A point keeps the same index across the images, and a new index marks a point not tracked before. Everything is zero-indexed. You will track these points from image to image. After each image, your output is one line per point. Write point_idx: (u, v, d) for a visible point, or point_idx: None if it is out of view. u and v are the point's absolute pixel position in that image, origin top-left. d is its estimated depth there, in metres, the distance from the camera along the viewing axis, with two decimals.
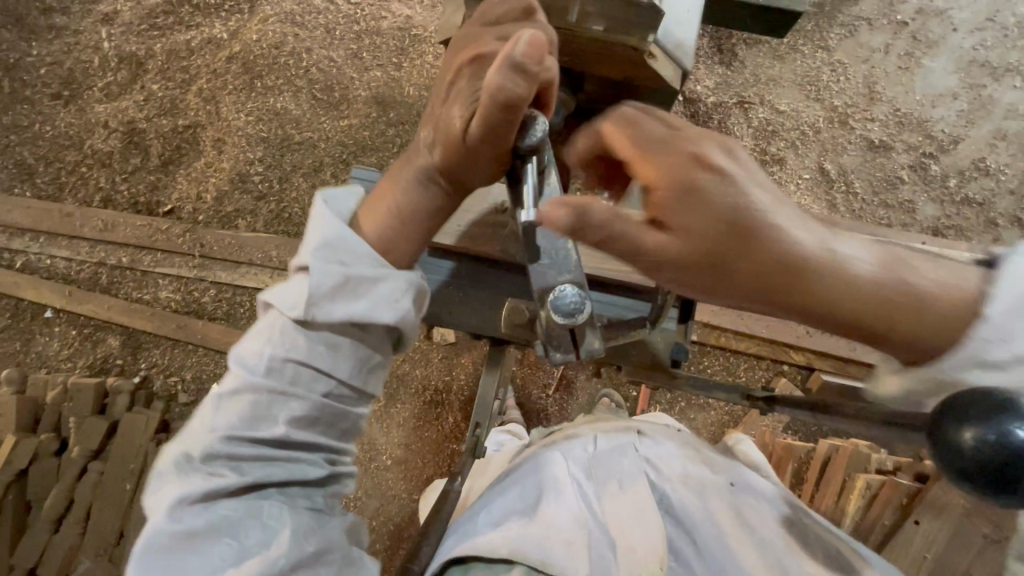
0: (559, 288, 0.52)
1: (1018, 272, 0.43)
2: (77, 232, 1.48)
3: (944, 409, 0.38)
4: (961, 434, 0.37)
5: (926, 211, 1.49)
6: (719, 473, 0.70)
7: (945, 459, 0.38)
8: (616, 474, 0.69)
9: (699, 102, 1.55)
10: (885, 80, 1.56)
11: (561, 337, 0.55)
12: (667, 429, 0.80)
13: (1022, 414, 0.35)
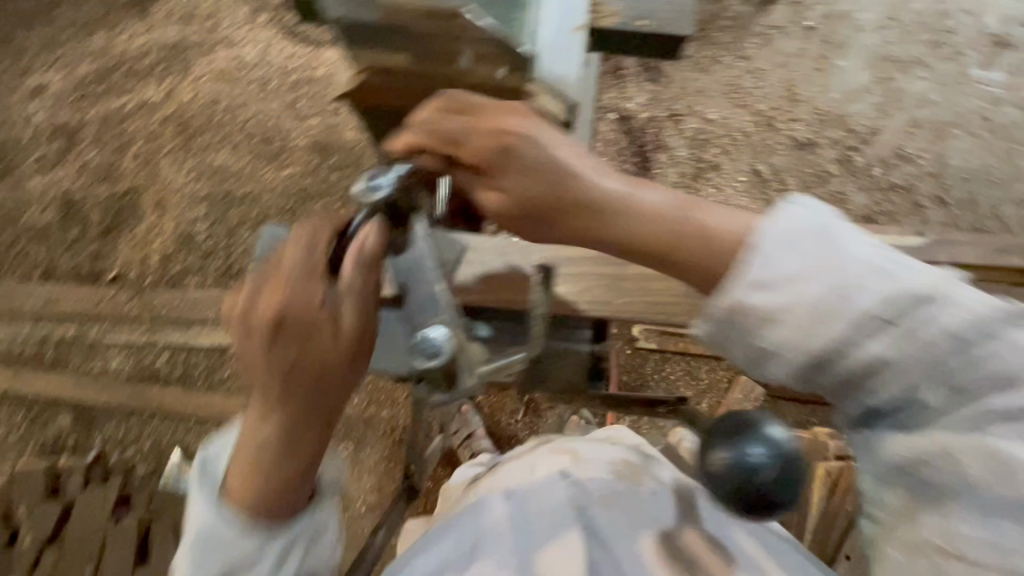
0: (422, 336, 0.57)
1: (794, 210, 0.55)
2: (18, 310, 1.44)
3: (712, 437, 0.49)
4: (714, 455, 0.47)
5: (857, 201, 1.57)
6: (647, 486, 0.65)
7: (714, 487, 0.47)
8: (545, 510, 0.62)
9: (633, 118, 1.61)
10: (803, 82, 1.65)
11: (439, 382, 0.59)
12: (598, 443, 0.74)
13: (756, 439, 0.46)
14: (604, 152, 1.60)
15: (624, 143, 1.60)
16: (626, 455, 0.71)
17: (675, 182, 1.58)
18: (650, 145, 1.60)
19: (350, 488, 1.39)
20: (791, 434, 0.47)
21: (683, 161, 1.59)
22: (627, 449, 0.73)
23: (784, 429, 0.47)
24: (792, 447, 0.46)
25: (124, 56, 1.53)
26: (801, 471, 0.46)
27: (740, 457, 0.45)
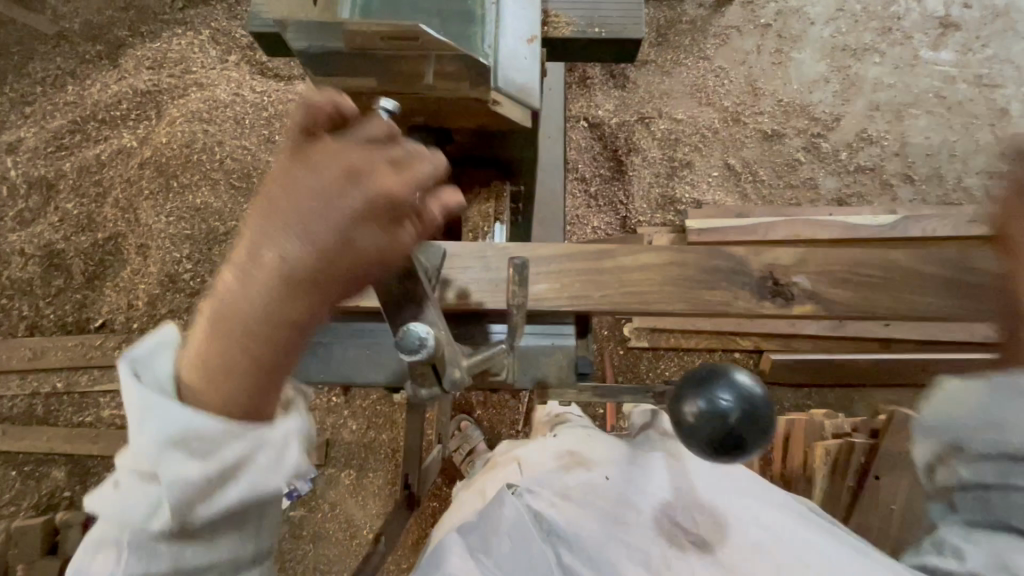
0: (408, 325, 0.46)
1: None
2: (5, 367, 1.42)
3: (677, 391, 0.50)
4: (683, 408, 0.49)
5: (828, 185, 1.61)
6: (596, 471, 0.63)
7: (692, 437, 0.48)
8: (497, 532, 0.58)
9: (604, 125, 1.65)
10: (763, 77, 1.70)
11: (422, 375, 0.51)
12: (544, 440, 0.74)
13: (717, 381, 0.48)
14: (579, 159, 1.64)
15: (597, 149, 1.64)
16: (570, 446, 0.69)
17: (651, 182, 1.61)
18: (623, 149, 1.63)
19: (355, 516, 1.37)
20: (758, 384, 0.49)
21: (656, 161, 1.63)
22: (571, 437, 0.71)
23: (753, 381, 0.49)
24: (756, 397, 0.48)
25: (98, 106, 1.55)
26: (762, 415, 0.48)
27: (711, 406, 0.47)
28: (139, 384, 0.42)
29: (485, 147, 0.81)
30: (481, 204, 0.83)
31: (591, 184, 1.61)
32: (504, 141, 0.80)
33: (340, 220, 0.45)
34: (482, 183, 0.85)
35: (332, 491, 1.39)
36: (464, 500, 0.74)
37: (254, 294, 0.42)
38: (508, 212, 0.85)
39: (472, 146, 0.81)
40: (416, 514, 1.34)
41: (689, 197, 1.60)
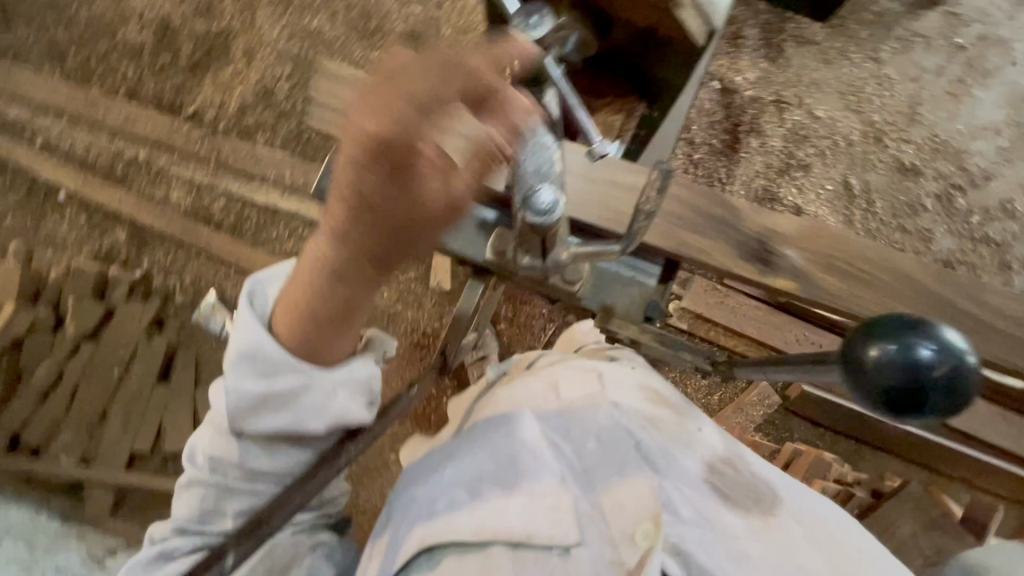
0: (535, 188, 0.55)
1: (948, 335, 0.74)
2: (98, 120, 1.49)
3: (862, 327, 0.40)
4: (869, 347, 0.38)
5: (942, 243, 1.47)
6: (683, 419, 0.72)
7: (852, 380, 0.39)
8: (589, 427, 0.67)
9: (736, 93, 1.52)
10: (930, 103, 1.51)
11: (534, 241, 0.60)
12: (618, 365, 0.77)
13: (927, 333, 0.38)
14: (696, 121, 1.52)
15: (718, 117, 1.52)
16: (649, 385, 0.75)
17: (758, 171, 1.50)
18: (745, 126, 1.51)
19: None
20: (975, 353, 0.37)
21: (774, 152, 1.50)
22: (646, 376, 0.76)
23: (967, 346, 0.38)
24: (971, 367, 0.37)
25: None
26: (967, 393, 0.37)
27: (909, 356, 0.37)
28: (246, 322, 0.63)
29: (637, 54, 0.83)
30: (608, 115, 0.89)
31: (697, 151, 1.50)
32: (656, 53, 0.80)
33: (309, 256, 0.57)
34: (615, 93, 0.88)
35: None
36: (527, 383, 0.75)
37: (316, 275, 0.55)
38: (629, 131, 0.91)
39: (623, 49, 0.83)
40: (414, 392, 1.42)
41: (791, 201, 1.49)
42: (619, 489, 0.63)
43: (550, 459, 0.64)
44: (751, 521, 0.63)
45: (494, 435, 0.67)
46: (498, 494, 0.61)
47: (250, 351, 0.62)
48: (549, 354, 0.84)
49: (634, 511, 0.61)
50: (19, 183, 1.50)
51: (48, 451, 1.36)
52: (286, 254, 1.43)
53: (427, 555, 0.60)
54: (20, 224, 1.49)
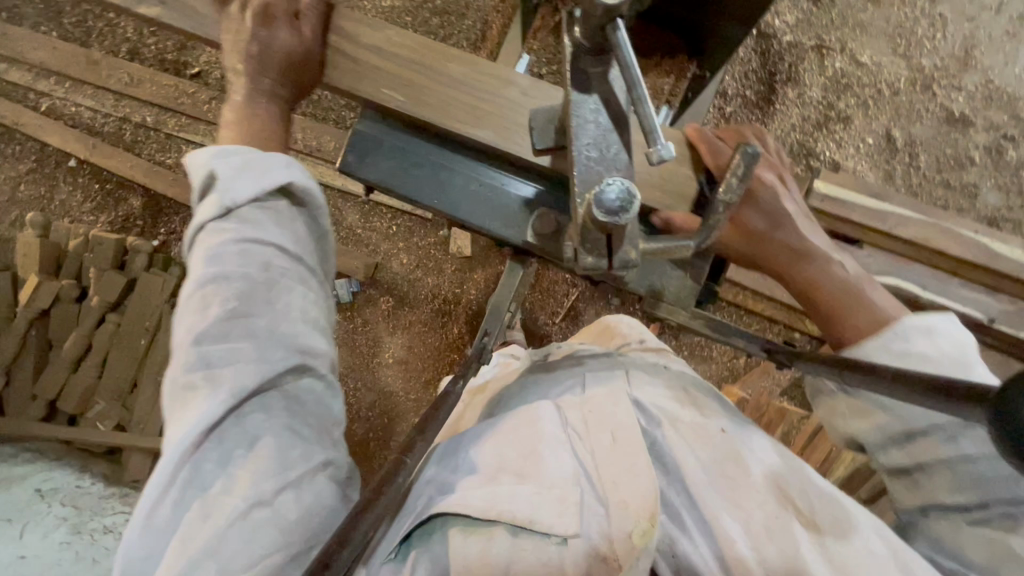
0: (605, 183, 0.47)
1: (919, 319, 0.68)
2: (101, 82, 1.42)
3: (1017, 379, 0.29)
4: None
5: (988, 199, 1.39)
6: (709, 417, 0.64)
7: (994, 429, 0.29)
8: (608, 422, 0.63)
9: (774, 39, 1.40)
10: (986, 45, 1.39)
11: (597, 238, 0.49)
12: (654, 368, 0.73)
13: None
14: (728, 71, 1.42)
15: (754, 66, 1.41)
16: (680, 384, 0.69)
17: (794, 125, 1.41)
18: (782, 76, 1.41)
19: (382, 338, 1.45)
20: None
21: (811, 104, 1.41)
22: (681, 378, 0.70)
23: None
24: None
25: None
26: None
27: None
28: (213, 160, 0.58)
29: (689, 6, 0.69)
30: (659, 78, 0.76)
31: (729, 104, 1.41)
32: (715, 7, 0.67)
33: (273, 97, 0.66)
34: (662, 52, 0.76)
35: (368, 309, 1.45)
36: (563, 378, 0.72)
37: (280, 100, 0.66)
38: (681, 96, 0.78)
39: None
40: (437, 358, 1.42)
41: (829, 156, 1.41)
42: (632, 487, 0.57)
43: (564, 454, 0.60)
44: (768, 531, 0.56)
45: (513, 423, 0.64)
46: (506, 484, 0.58)
47: (212, 167, 0.57)
48: (588, 350, 0.81)
49: (638, 510, 0.56)
50: (29, 151, 1.46)
51: (86, 418, 1.40)
52: None
53: (439, 522, 0.58)
54: (35, 193, 1.47)
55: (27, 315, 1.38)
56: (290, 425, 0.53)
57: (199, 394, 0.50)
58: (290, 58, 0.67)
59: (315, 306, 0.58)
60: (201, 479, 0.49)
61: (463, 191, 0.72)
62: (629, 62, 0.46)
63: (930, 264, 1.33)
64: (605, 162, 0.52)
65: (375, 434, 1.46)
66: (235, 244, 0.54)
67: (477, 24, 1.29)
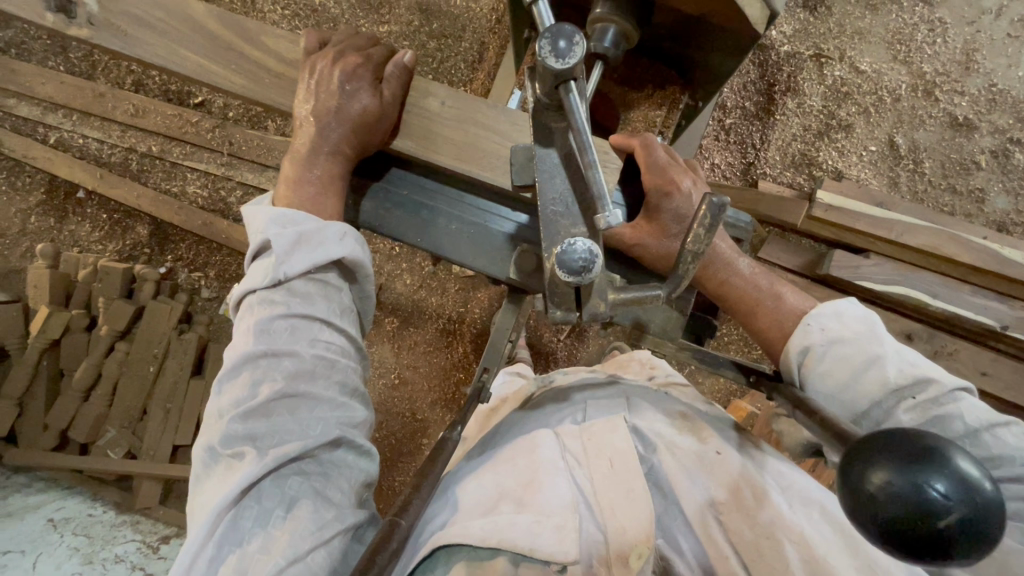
0: (570, 240, 0.47)
1: (823, 308, 0.67)
2: (107, 114, 1.44)
3: (857, 450, 0.35)
4: (870, 475, 0.33)
5: (996, 203, 1.37)
6: (704, 439, 0.64)
7: (851, 504, 0.34)
8: (606, 449, 0.63)
9: (772, 50, 1.39)
10: (988, 49, 1.37)
11: (565, 294, 0.50)
12: (649, 393, 0.73)
13: (938, 466, 0.32)
14: (726, 84, 1.42)
15: (752, 77, 1.40)
16: (674, 408, 0.70)
17: (795, 135, 1.40)
18: (781, 86, 1.40)
19: (387, 359, 1.45)
20: (986, 479, 0.33)
21: (812, 113, 1.40)
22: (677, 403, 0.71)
23: (978, 474, 0.33)
24: (986, 500, 0.33)
25: None
26: (986, 529, 0.33)
27: (918, 497, 0.32)
28: (259, 223, 0.64)
29: (679, 40, 0.69)
30: (649, 109, 0.75)
31: (729, 116, 1.41)
32: (704, 39, 0.66)
33: (331, 138, 0.68)
34: (654, 83, 0.75)
35: (373, 331, 1.45)
36: (555, 408, 0.73)
37: (326, 139, 0.68)
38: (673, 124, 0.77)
39: (662, 32, 0.68)
40: (442, 378, 1.42)
41: (832, 164, 1.40)
42: (627, 512, 0.58)
43: (561, 480, 0.61)
44: (770, 547, 0.55)
45: (510, 454, 0.65)
46: (506, 511, 0.58)
47: (261, 231, 0.64)
48: (591, 377, 0.81)
49: (637, 536, 0.57)
50: (39, 183, 1.49)
51: (96, 446, 1.42)
52: None
53: (445, 554, 0.58)
54: (45, 224, 1.50)
55: (38, 345, 1.40)
56: (322, 490, 0.58)
57: (244, 461, 0.56)
58: (366, 113, 0.68)
59: (356, 376, 0.65)
60: (237, 536, 0.54)
61: (444, 231, 0.72)
62: (581, 126, 0.47)
63: (938, 272, 1.31)
64: (570, 216, 0.52)
65: (382, 455, 1.46)
66: (287, 320, 0.61)
67: (473, 46, 1.30)
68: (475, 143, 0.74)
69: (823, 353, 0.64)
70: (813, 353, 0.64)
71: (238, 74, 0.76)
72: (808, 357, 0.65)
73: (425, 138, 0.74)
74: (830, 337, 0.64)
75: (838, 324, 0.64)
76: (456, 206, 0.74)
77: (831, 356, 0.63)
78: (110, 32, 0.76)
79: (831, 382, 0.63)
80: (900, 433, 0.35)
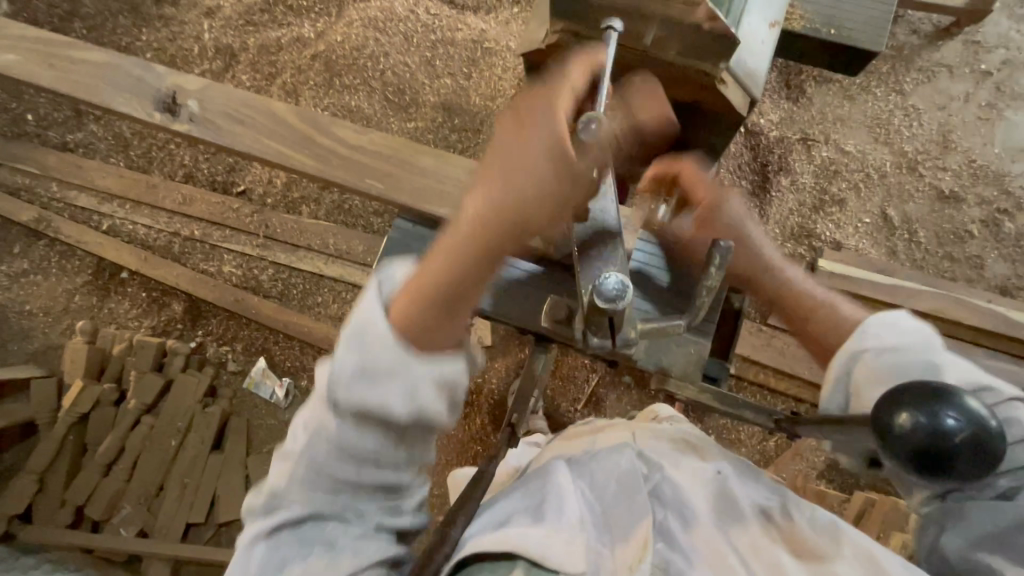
0: (604, 274, 0.53)
1: (876, 319, 0.68)
2: (158, 203, 1.59)
3: (882, 399, 0.44)
4: (898, 417, 0.42)
5: (995, 269, 1.43)
6: (706, 461, 0.67)
7: (891, 446, 0.42)
8: (613, 470, 0.65)
9: (761, 135, 1.52)
10: (962, 130, 1.50)
11: (599, 322, 0.56)
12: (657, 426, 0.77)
13: (947, 400, 0.41)
14: (723, 165, 1.53)
15: (746, 158, 1.52)
16: (682, 433, 0.74)
17: (792, 209, 1.49)
18: (774, 166, 1.51)
19: None
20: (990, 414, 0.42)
21: (805, 189, 1.50)
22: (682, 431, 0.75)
23: (985, 412, 0.42)
24: (992, 430, 0.41)
25: None
26: (994, 450, 0.41)
27: (937, 424, 0.41)
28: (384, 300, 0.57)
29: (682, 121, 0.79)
30: (654, 183, 0.87)
31: None
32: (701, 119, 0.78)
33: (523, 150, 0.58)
34: (658, 158, 0.84)
35: None
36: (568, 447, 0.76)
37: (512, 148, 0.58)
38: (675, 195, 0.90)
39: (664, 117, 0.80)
40: (460, 452, 1.41)
41: (830, 236, 1.47)
42: (625, 523, 0.60)
43: (565, 499, 0.61)
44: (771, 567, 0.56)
45: (519, 486, 0.65)
46: (519, 526, 0.58)
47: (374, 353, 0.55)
48: (604, 422, 0.83)
49: (634, 546, 0.58)
50: (87, 265, 1.61)
51: (110, 524, 1.40)
52: (334, 318, 1.50)
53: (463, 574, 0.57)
54: (87, 303, 1.59)
55: (67, 419, 1.44)
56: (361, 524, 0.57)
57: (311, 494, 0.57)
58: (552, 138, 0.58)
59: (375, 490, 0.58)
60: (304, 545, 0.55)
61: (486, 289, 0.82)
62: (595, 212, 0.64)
63: (949, 334, 1.33)
64: (607, 256, 0.63)
65: None
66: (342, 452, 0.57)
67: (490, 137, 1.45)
68: None
69: (876, 356, 0.64)
70: (861, 355, 0.65)
71: (295, 157, 0.87)
72: (859, 362, 0.65)
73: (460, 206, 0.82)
74: (876, 344, 0.65)
75: (890, 333, 0.65)
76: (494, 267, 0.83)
77: (882, 361, 0.64)
78: (183, 124, 0.86)
79: (875, 384, 0.63)
80: (917, 382, 0.44)
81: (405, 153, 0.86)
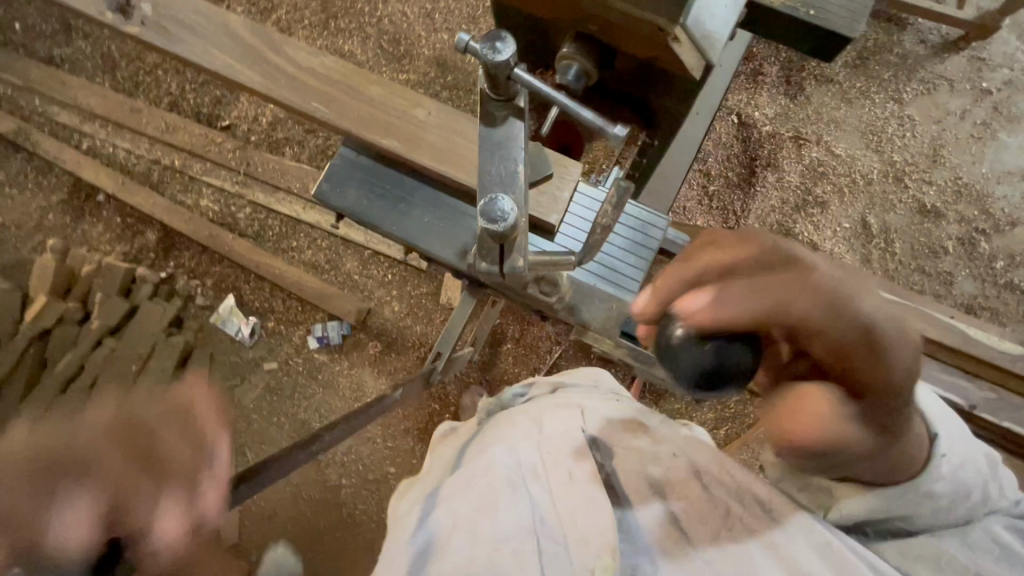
0: (493, 197, 0.58)
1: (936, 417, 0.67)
2: (140, 129, 1.57)
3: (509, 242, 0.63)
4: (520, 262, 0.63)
5: (965, 287, 1.44)
6: (657, 446, 0.74)
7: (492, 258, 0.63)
8: (564, 462, 0.70)
9: (754, 128, 1.51)
10: (953, 146, 1.50)
11: (491, 248, 0.62)
12: (601, 400, 0.83)
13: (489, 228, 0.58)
14: (712, 154, 1.52)
15: (735, 151, 1.51)
16: (626, 413, 0.81)
17: (773, 206, 1.49)
18: (762, 161, 1.51)
19: (365, 382, 1.46)
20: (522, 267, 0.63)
21: (790, 188, 1.50)
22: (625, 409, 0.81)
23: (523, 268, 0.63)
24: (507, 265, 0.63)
25: None
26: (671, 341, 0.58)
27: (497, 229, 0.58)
28: None
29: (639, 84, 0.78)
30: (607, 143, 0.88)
31: (712, 183, 1.50)
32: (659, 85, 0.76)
33: None
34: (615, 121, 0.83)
35: (355, 353, 1.47)
36: (508, 425, 0.78)
37: None
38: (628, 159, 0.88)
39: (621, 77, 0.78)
40: (417, 408, 1.42)
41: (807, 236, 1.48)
42: (585, 522, 0.65)
43: (518, 501, 0.66)
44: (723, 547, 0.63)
45: (474, 478, 0.68)
46: (467, 536, 0.63)
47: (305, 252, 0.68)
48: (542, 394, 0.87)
49: (596, 540, 0.64)
50: (63, 183, 1.59)
51: None
52: (306, 263, 1.50)
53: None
54: (60, 221, 1.58)
55: (29, 333, 1.43)
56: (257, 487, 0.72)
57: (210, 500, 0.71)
58: None
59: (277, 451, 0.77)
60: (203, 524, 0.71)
61: (417, 221, 0.84)
62: (504, 144, 0.65)
63: None
64: (501, 186, 0.63)
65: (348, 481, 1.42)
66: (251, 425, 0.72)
67: (481, 100, 1.44)
68: (453, 150, 0.81)
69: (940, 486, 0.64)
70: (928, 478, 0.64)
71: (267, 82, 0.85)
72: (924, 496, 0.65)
73: (410, 140, 0.82)
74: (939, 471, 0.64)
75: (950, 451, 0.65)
76: (429, 202, 0.85)
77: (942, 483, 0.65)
78: (138, 28, 0.84)
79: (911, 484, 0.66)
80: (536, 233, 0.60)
81: (356, 80, 0.84)
